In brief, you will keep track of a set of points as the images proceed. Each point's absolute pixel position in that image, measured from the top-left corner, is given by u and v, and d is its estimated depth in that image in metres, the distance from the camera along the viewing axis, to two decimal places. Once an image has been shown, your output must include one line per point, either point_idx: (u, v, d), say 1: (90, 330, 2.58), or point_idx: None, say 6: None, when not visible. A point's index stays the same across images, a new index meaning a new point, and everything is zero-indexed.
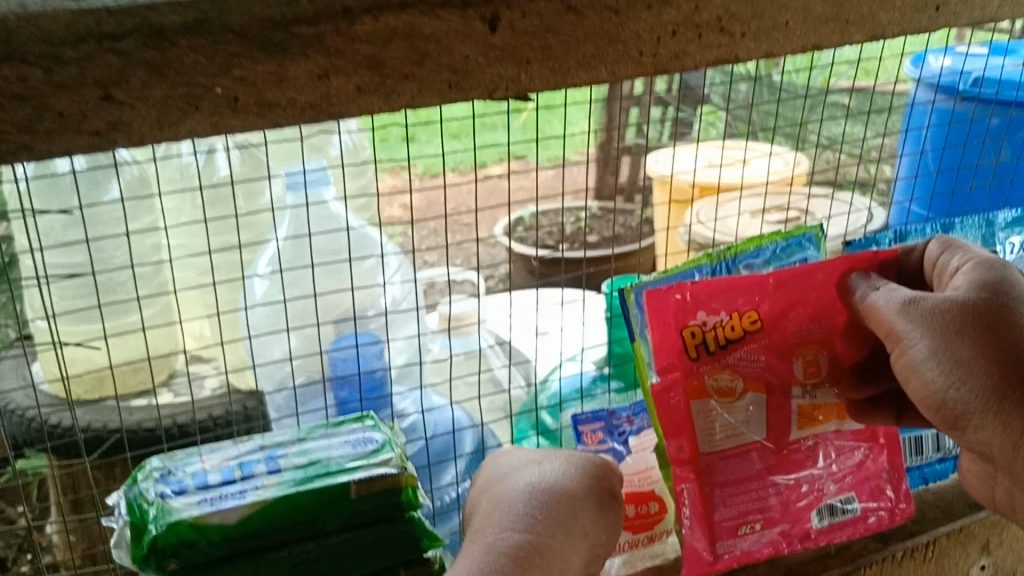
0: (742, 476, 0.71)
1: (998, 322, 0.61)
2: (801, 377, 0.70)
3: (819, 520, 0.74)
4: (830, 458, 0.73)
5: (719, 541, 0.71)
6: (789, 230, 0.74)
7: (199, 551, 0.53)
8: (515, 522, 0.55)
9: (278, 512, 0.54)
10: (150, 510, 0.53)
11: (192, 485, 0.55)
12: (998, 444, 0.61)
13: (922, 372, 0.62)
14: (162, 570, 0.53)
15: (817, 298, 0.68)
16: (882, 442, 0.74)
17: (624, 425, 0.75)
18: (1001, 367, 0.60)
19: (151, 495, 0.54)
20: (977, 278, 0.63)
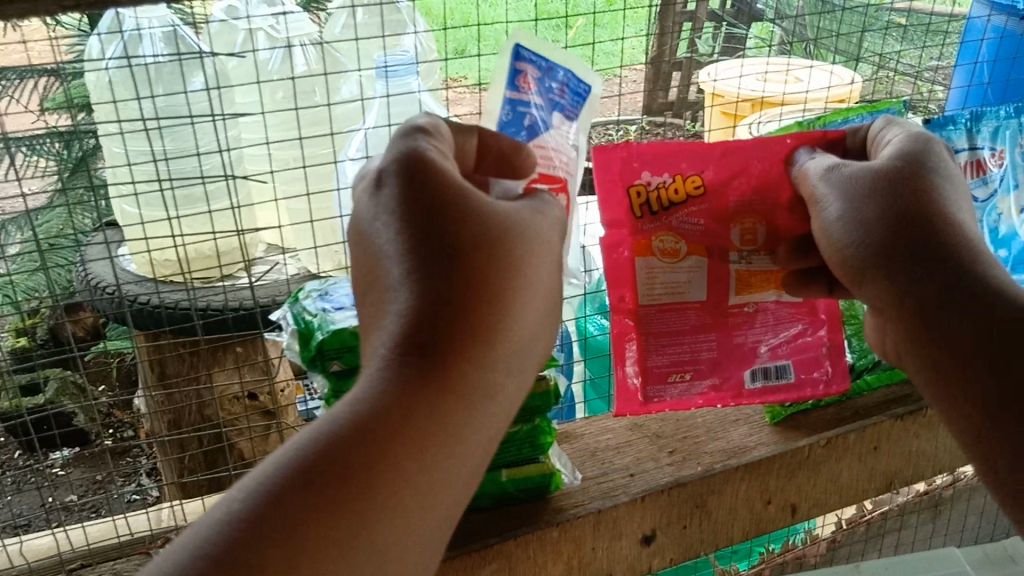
0: (675, 333, 0.73)
1: (912, 185, 0.61)
2: (738, 244, 0.71)
3: (756, 380, 0.75)
4: (766, 328, 0.75)
5: (650, 384, 0.74)
6: (874, 106, 0.78)
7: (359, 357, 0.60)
8: (412, 336, 0.49)
9: None
10: (314, 321, 0.60)
11: (348, 303, 0.63)
12: (887, 298, 0.60)
13: (831, 230, 0.63)
14: (326, 371, 0.60)
15: (762, 171, 0.69)
16: (823, 317, 0.76)
17: (555, 95, 0.74)
18: (908, 225, 0.60)
19: (313, 309, 0.62)
20: (902, 148, 0.63)
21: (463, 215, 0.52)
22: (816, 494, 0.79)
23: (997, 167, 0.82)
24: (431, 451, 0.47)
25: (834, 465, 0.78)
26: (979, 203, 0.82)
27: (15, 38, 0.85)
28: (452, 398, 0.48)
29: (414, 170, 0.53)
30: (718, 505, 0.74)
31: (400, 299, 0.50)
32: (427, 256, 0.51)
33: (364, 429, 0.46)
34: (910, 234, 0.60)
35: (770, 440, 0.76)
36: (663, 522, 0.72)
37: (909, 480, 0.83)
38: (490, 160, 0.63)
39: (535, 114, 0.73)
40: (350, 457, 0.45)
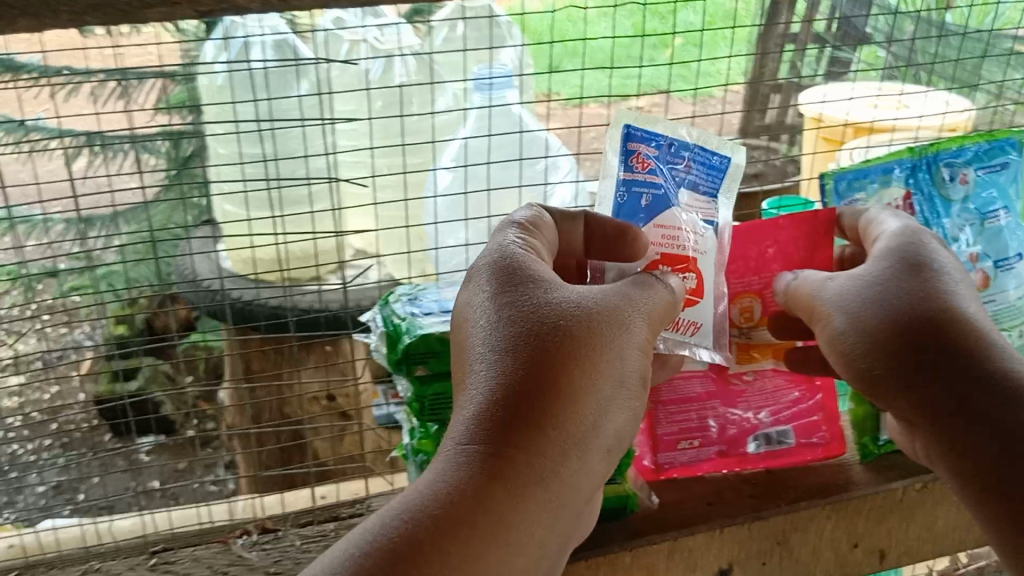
0: (683, 398, 0.68)
1: (915, 285, 0.60)
2: (737, 322, 0.67)
3: (758, 447, 0.70)
4: (767, 396, 0.69)
5: (660, 453, 0.69)
6: (993, 133, 0.74)
7: (445, 362, 0.59)
8: (487, 427, 0.48)
9: None
10: (403, 324, 0.60)
11: (435, 310, 0.62)
12: (913, 409, 0.58)
13: (842, 346, 0.59)
14: (411, 375, 0.59)
15: (761, 252, 0.67)
16: (819, 383, 0.70)
17: (679, 171, 0.64)
18: (919, 334, 0.58)
19: (403, 313, 0.61)
20: (893, 245, 0.62)
21: (546, 307, 0.52)
22: (908, 541, 0.74)
23: None
24: (497, 545, 0.46)
25: (929, 512, 0.73)
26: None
27: (124, 40, 0.88)
28: (517, 492, 0.47)
29: (503, 268, 0.55)
30: (802, 543, 0.70)
31: (474, 391, 0.50)
32: (503, 346, 0.51)
33: (430, 519, 0.46)
34: (932, 341, 0.58)
35: (861, 480, 0.72)
36: (741, 557, 0.68)
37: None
38: (598, 242, 0.61)
39: (656, 191, 0.63)
40: (414, 548, 0.44)
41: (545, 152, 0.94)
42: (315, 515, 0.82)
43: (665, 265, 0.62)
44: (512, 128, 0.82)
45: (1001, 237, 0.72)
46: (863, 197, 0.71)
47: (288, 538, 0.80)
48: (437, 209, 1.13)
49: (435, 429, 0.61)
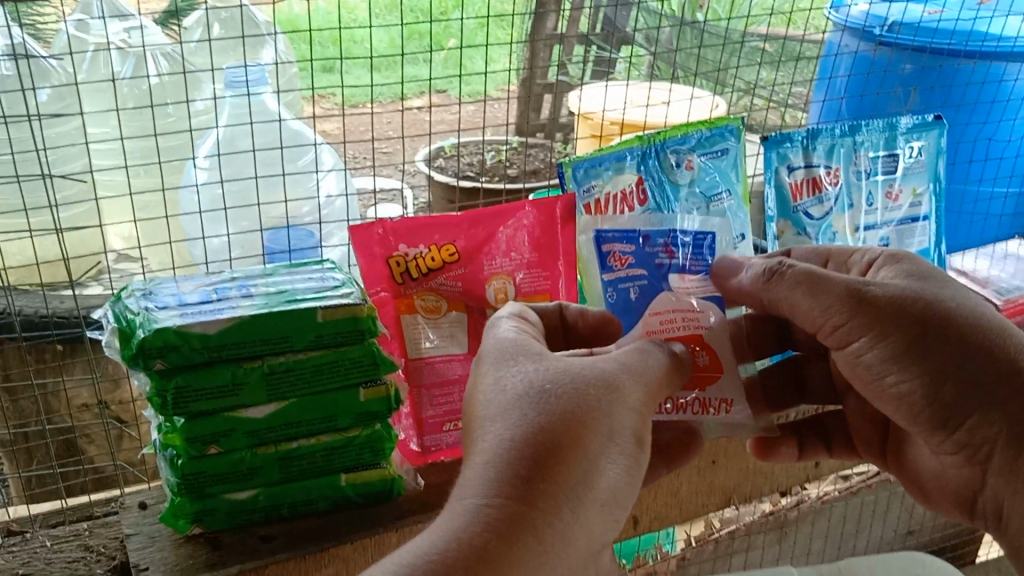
0: (443, 381, 0.68)
1: (958, 291, 0.59)
2: (493, 301, 0.68)
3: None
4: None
5: (426, 434, 0.69)
6: (713, 120, 0.76)
7: (183, 355, 0.57)
8: (502, 485, 0.45)
9: (249, 330, 0.58)
10: (137, 319, 0.57)
11: (173, 304, 0.59)
12: (982, 441, 0.57)
13: (890, 374, 0.57)
14: (148, 370, 0.57)
15: (514, 235, 0.68)
16: None
17: (662, 257, 0.65)
18: (989, 342, 0.57)
19: (136, 308, 0.58)
20: (913, 273, 0.60)
21: (560, 366, 0.50)
22: (656, 507, 0.81)
23: (832, 186, 0.82)
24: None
25: (674, 481, 0.80)
26: (815, 221, 0.82)
27: None
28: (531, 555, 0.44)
29: (499, 343, 0.52)
30: None
31: (486, 450, 0.46)
32: (523, 399, 0.48)
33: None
34: (990, 371, 0.56)
35: None
36: None
37: (747, 495, 0.86)
38: (585, 333, 0.61)
39: (641, 282, 0.66)
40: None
41: (304, 146, 0.91)
42: (68, 515, 0.72)
43: None
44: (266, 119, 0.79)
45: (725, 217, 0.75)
46: (598, 184, 0.71)
47: (37, 539, 0.68)
48: (197, 208, 1.07)
49: (181, 423, 0.59)
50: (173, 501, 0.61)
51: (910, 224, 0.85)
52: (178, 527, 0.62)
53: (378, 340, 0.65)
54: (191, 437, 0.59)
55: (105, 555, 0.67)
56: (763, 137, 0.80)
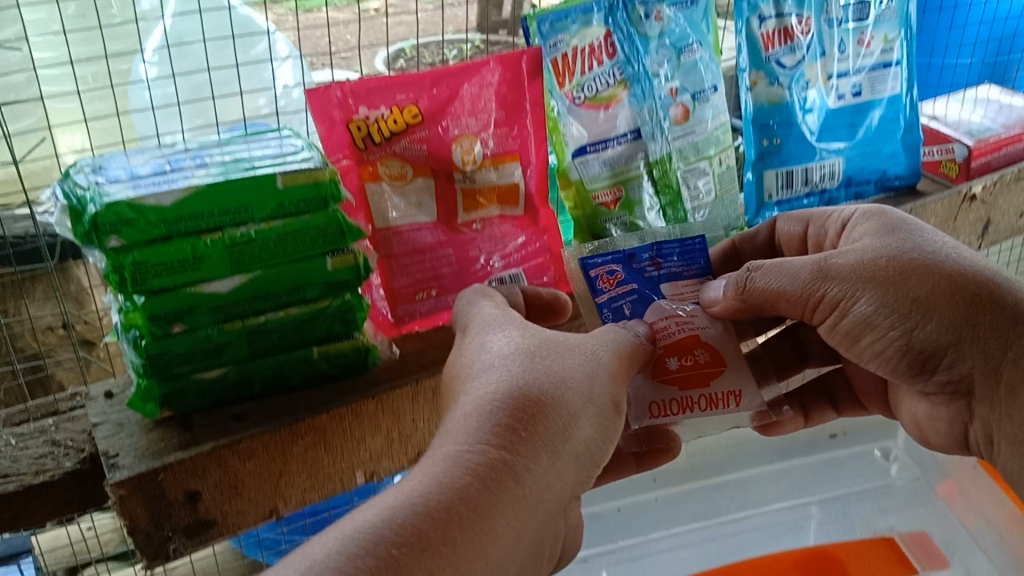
0: (415, 250, 0.67)
1: (925, 239, 0.62)
2: (461, 165, 0.66)
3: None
4: (495, 244, 0.69)
5: (398, 305, 0.68)
6: None
7: (140, 231, 0.53)
8: (485, 430, 0.48)
9: (208, 200, 0.54)
10: (87, 195, 0.53)
11: (124, 178, 0.56)
12: (971, 372, 0.60)
13: (872, 329, 0.61)
14: (104, 248, 0.53)
15: (479, 95, 0.65)
16: (543, 226, 0.70)
17: (650, 270, 0.66)
18: (958, 280, 0.60)
19: (85, 185, 0.54)
20: (880, 228, 0.63)
21: (543, 339, 0.54)
22: None
23: (804, 35, 0.79)
24: (480, 541, 0.45)
25: None
26: (787, 71, 0.79)
27: None
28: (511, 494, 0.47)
29: (478, 320, 0.57)
30: None
31: (471, 404, 0.50)
32: (507, 364, 0.52)
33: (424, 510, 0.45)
34: (967, 305, 0.59)
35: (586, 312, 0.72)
36: None
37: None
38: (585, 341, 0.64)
39: (634, 296, 0.65)
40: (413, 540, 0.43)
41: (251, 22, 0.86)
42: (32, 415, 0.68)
43: (671, 350, 0.63)
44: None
45: (696, 70, 0.72)
46: (565, 38, 0.68)
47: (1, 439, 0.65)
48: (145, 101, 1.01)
49: (142, 301, 0.56)
50: (139, 384, 0.59)
51: (881, 70, 0.82)
52: (146, 411, 0.60)
53: (343, 207, 0.62)
54: (153, 315, 0.56)
55: (73, 448, 0.64)
56: None
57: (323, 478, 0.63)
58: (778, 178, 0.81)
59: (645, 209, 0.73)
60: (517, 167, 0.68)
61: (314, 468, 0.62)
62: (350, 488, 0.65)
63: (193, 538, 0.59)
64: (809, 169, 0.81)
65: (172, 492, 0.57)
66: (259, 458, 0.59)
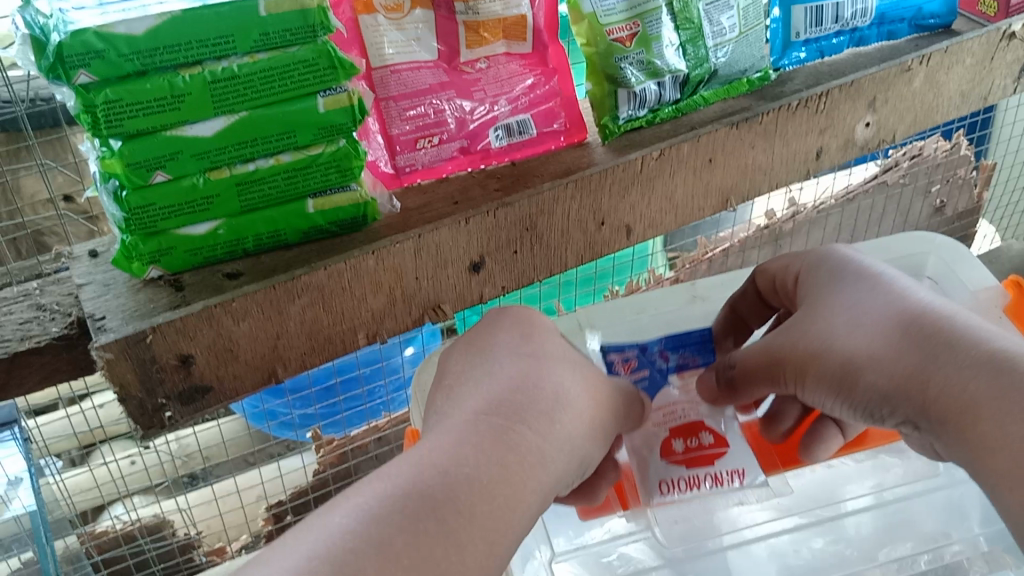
0: (414, 92, 0.62)
1: (863, 279, 0.54)
2: None
3: (499, 139, 0.65)
4: (501, 86, 0.64)
5: (398, 154, 0.63)
6: None
7: (110, 65, 0.48)
8: (486, 415, 0.46)
9: (184, 29, 0.49)
10: (50, 23, 0.48)
11: (91, 4, 0.50)
12: (917, 416, 0.50)
13: (819, 390, 0.53)
14: (73, 85, 0.48)
15: None
16: (553, 66, 0.65)
17: (660, 361, 0.67)
18: (886, 318, 0.51)
19: (48, 10, 0.49)
20: (824, 281, 0.55)
21: (549, 328, 0.53)
22: (651, 214, 0.68)
23: None
24: (500, 506, 0.43)
25: (667, 182, 0.67)
26: None
27: None
28: (526, 463, 0.45)
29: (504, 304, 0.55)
30: (550, 227, 0.64)
31: (479, 385, 0.48)
32: (508, 353, 0.50)
33: (443, 472, 0.43)
34: (898, 345, 0.50)
35: (602, 156, 0.66)
36: (491, 248, 0.62)
37: (747, 197, 0.73)
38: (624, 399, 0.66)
39: (644, 382, 0.66)
40: (428, 510, 0.41)
41: None
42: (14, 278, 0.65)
43: (676, 433, 0.65)
44: None
45: None
46: None
47: None
48: None
49: (120, 147, 0.51)
50: (123, 239, 0.54)
51: None
52: (132, 271, 0.56)
53: (333, 38, 0.56)
54: (134, 163, 0.51)
55: (59, 312, 0.59)
56: None
57: (324, 341, 0.59)
58: (805, 15, 0.75)
59: (664, 47, 0.67)
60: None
61: (313, 329, 0.58)
62: (353, 350, 0.61)
63: (188, 405, 0.56)
64: (839, 5, 0.74)
65: (163, 356, 0.53)
66: (253, 320, 0.55)
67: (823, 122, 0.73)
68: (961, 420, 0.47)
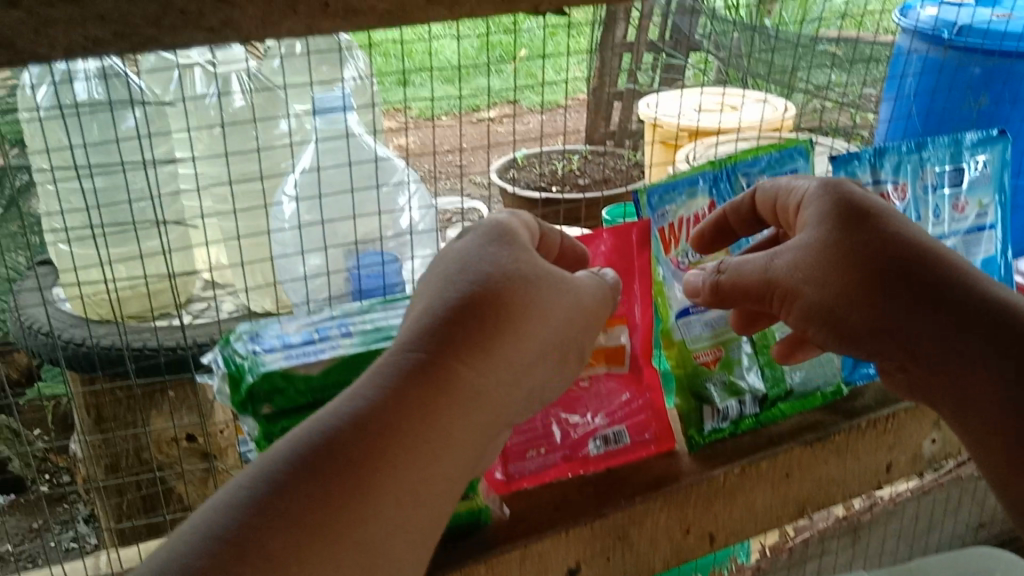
0: None
1: (869, 223, 0.67)
2: None
3: (598, 447, 0.75)
4: (602, 401, 0.74)
5: (510, 464, 0.72)
6: (783, 144, 0.83)
7: (288, 398, 0.61)
8: (428, 342, 0.56)
9: (351, 371, 0.62)
10: (245, 363, 0.61)
11: (278, 345, 0.63)
12: (892, 347, 0.65)
13: (805, 306, 0.66)
14: (257, 414, 0.61)
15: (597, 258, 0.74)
16: (646, 385, 0.76)
17: None
18: (882, 258, 0.65)
19: (244, 351, 0.62)
20: (820, 209, 0.68)
21: (515, 256, 0.61)
22: (733, 522, 0.79)
23: (901, 199, 0.89)
24: (414, 446, 0.52)
25: (749, 494, 0.78)
26: None
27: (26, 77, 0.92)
28: (453, 399, 0.54)
29: (494, 223, 0.63)
30: (639, 535, 0.74)
31: (422, 319, 0.57)
32: (485, 264, 0.60)
33: (372, 417, 0.52)
34: (878, 289, 0.65)
35: (690, 470, 0.76)
36: (586, 555, 0.72)
37: (822, 505, 0.84)
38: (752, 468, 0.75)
39: None
40: (332, 464, 0.50)
41: (371, 174, 1.06)
42: None
43: None
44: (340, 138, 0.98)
45: None
46: (672, 209, 0.78)
47: None
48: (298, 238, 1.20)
49: None
50: None
51: (976, 231, 0.93)
52: None
53: None
54: None
55: None
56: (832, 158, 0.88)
57: None
58: None
59: (743, 370, 0.79)
60: (625, 329, 0.75)
61: None
62: None
63: None
64: None
65: None
66: None
67: (891, 439, 0.86)
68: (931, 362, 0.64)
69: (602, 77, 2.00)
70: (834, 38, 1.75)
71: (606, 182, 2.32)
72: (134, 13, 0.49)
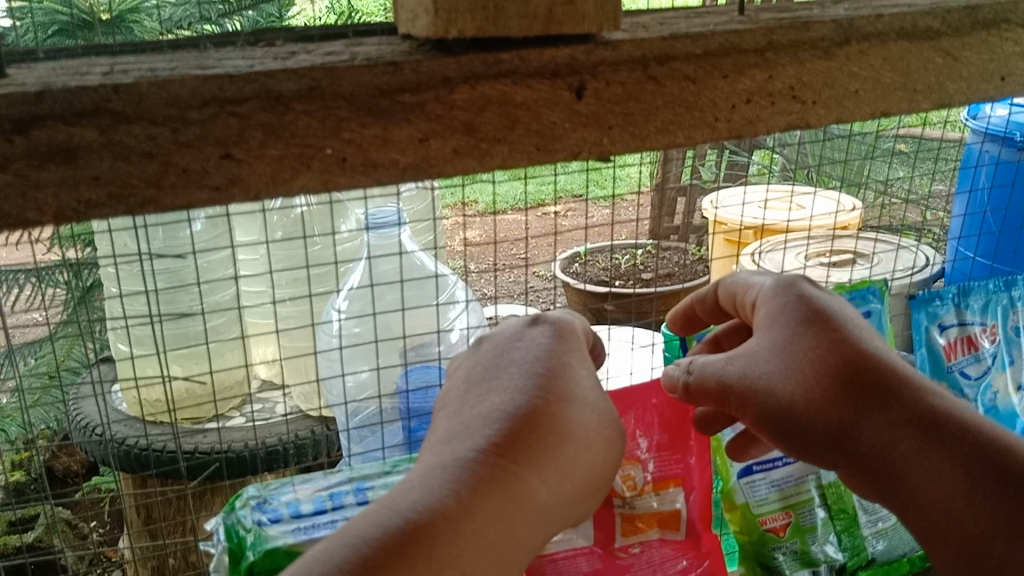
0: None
1: (826, 321, 0.65)
2: (622, 490, 0.74)
3: None
4: (654, 567, 0.74)
5: None
6: (858, 285, 0.89)
7: None
8: (493, 442, 0.54)
9: None
10: (248, 537, 0.61)
11: (287, 515, 0.63)
12: (855, 455, 0.62)
13: (760, 403, 0.64)
14: None
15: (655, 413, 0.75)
16: (703, 550, 0.76)
17: None
18: (841, 357, 0.63)
19: (249, 523, 0.62)
20: (794, 308, 0.66)
21: (571, 362, 0.60)
22: None
23: (990, 342, 0.96)
24: (466, 545, 0.49)
25: None
26: (975, 377, 0.96)
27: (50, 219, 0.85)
28: (511, 502, 0.52)
29: (559, 326, 0.63)
30: None
31: (487, 416, 0.55)
32: (527, 366, 0.59)
33: (446, 511, 0.49)
34: (844, 390, 0.62)
35: None
36: None
37: None
38: None
39: None
40: (385, 550, 0.47)
41: (423, 298, 0.97)
42: None
43: None
44: (393, 269, 0.91)
45: None
46: None
47: None
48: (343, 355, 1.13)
49: None
50: None
51: None
52: None
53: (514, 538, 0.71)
54: None
55: None
56: (912, 297, 0.95)
57: None
58: None
59: (815, 535, 0.82)
60: (679, 493, 0.76)
61: None
62: None
63: None
64: None
65: None
66: None
67: None
68: (895, 471, 0.60)
69: (664, 173, 1.93)
70: (906, 137, 1.68)
71: (671, 278, 2.27)
72: (133, 174, 0.46)
